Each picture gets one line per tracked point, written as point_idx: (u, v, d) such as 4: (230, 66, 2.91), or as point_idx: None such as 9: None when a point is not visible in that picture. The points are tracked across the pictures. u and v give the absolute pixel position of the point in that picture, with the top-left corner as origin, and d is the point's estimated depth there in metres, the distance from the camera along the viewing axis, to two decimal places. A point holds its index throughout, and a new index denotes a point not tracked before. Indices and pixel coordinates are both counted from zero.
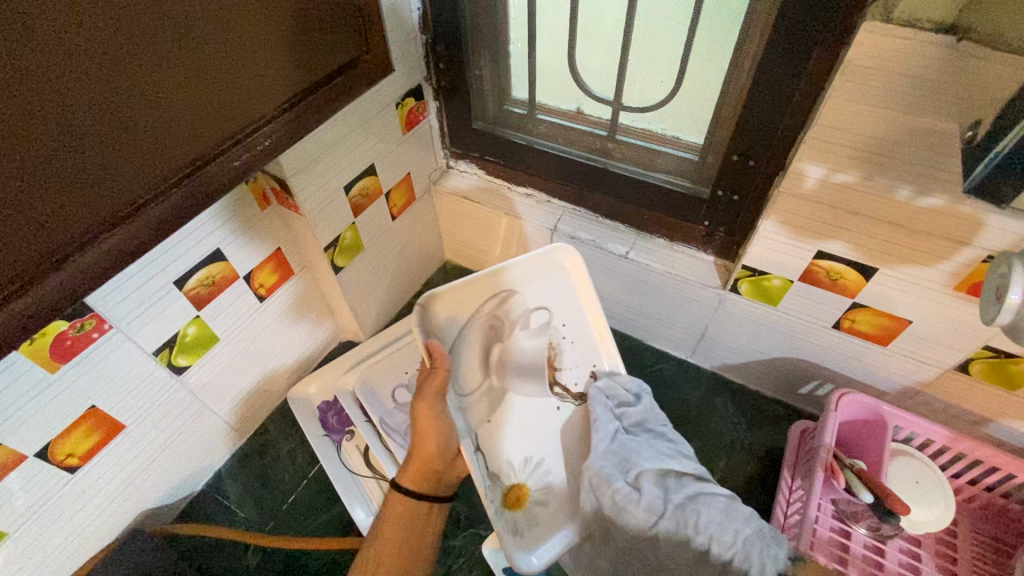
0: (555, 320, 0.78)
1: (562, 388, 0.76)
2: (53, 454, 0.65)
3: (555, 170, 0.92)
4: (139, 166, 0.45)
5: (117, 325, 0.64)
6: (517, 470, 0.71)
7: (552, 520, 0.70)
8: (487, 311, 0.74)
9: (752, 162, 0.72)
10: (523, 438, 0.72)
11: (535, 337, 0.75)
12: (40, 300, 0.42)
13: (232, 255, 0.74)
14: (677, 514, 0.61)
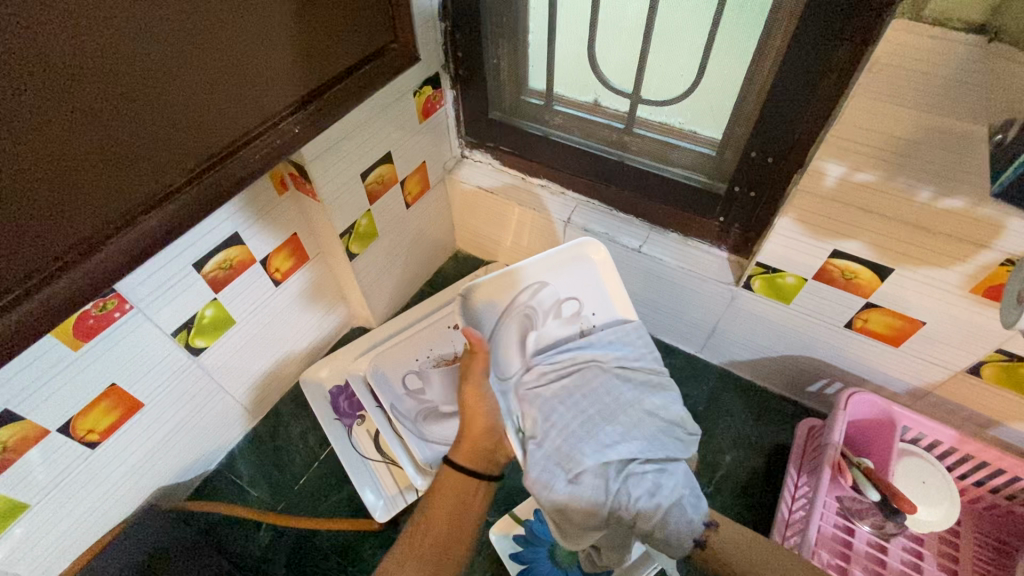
0: (587, 310, 0.76)
1: None
2: (74, 430, 0.66)
3: (571, 162, 0.92)
4: (169, 154, 0.46)
5: (138, 305, 0.65)
6: None
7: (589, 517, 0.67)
8: (520, 303, 0.74)
9: (772, 160, 0.72)
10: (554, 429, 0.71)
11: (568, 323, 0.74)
12: (78, 280, 0.43)
13: (249, 239, 0.75)
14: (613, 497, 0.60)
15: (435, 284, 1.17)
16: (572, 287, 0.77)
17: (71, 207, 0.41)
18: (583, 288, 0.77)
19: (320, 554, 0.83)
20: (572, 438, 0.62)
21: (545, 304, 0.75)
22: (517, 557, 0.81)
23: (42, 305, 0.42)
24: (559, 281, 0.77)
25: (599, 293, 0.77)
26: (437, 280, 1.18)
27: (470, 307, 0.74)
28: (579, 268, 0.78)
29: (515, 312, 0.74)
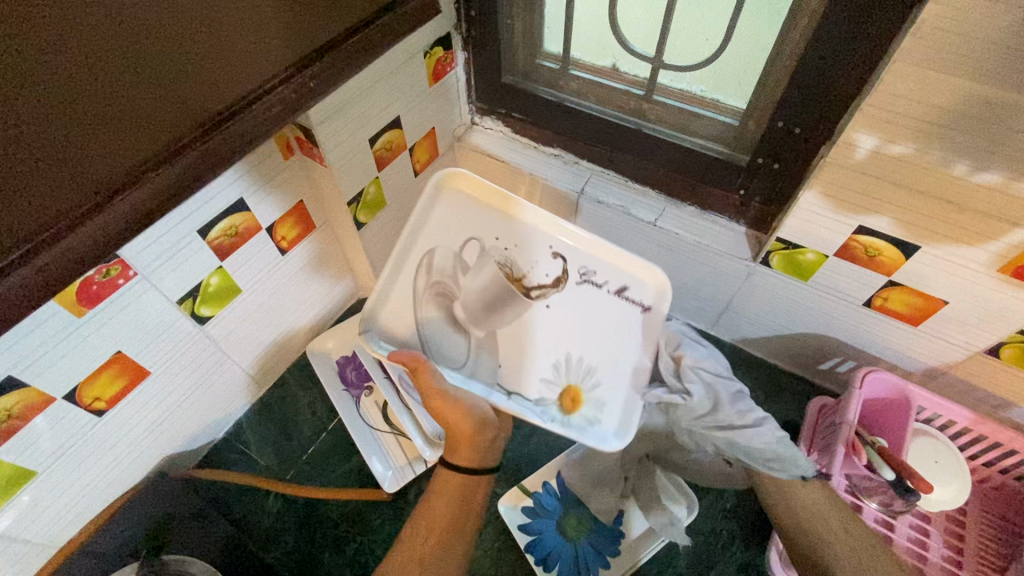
0: (488, 240, 0.64)
1: (540, 289, 0.64)
2: (80, 398, 0.65)
3: (585, 130, 0.89)
4: (167, 112, 0.43)
5: (142, 272, 0.64)
6: (551, 376, 0.64)
7: (613, 398, 0.65)
8: (424, 287, 0.63)
9: (799, 131, 0.69)
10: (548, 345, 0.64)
11: (482, 269, 0.63)
12: (76, 246, 0.41)
13: (254, 205, 0.73)
14: (721, 408, 0.69)
15: None
16: (453, 235, 0.64)
17: (45, 180, 0.38)
18: (471, 221, 0.64)
19: (329, 522, 0.83)
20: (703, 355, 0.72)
21: (437, 270, 0.64)
22: (525, 528, 0.82)
23: (45, 268, 0.40)
24: (438, 237, 0.64)
25: (488, 220, 0.64)
26: None
27: (383, 334, 0.64)
28: (453, 202, 0.64)
29: (425, 294, 0.63)
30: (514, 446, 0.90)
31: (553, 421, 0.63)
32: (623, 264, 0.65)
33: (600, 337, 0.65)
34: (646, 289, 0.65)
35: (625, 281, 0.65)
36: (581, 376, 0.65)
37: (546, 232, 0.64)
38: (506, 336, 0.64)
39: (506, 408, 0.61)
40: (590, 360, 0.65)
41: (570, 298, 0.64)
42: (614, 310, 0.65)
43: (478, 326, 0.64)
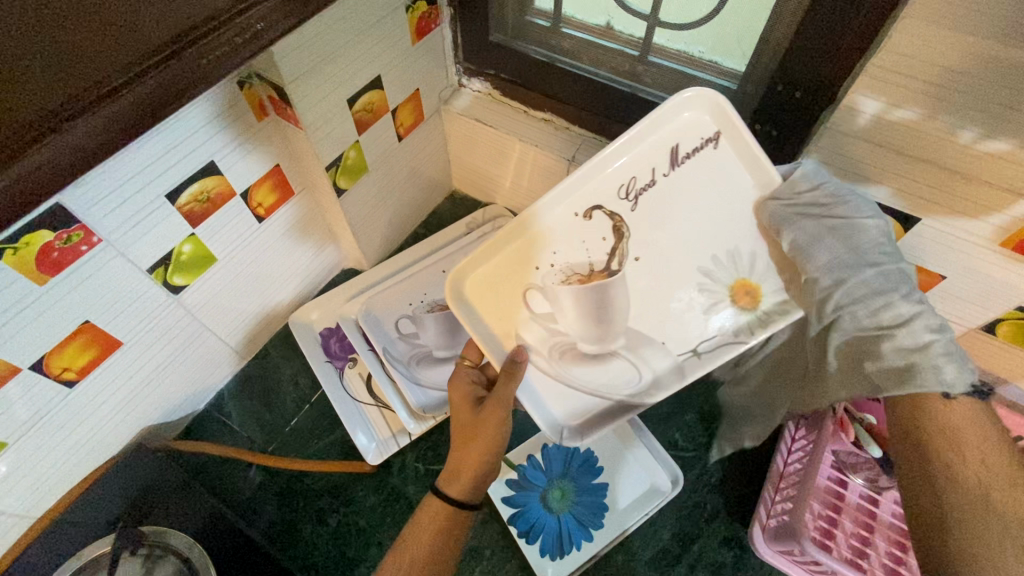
0: (537, 282, 0.59)
1: (619, 257, 0.58)
2: (49, 367, 0.63)
3: (578, 93, 0.85)
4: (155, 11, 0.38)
5: (106, 239, 0.61)
6: (704, 301, 0.59)
7: (783, 264, 0.58)
8: (546, 361, 0.59)
9: (800, 94, 0.65)
10: (681, 277, 0.58)
11: (562, 308, 0.59)
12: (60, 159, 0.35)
13: (227, 169, 0.69)
14: (841, 309, 0.55)
15: (431, 225, 1.12)
16: (516, 312, 0.59)
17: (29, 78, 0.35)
18: (513, 279, 0.59)
19: (313, 494, 0.83)
20: (820, 231, 0.55)
21: (543, 350, 0.59)
22: (510, 501, 0.81)
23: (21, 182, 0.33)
24: (498, 318, 0.59)
25: (527, 262, 0.59)
26: (433, 221, 1.13)
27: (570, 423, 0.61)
28: (488, 279, 0.59)
29: (559, 367, 0.59)
30: None
31: (744, 332, 0.58)
32: (643, 144, 0.56)
33: (710, 221, 0.58)
34: (685, 132, 0.56)
35: (664, 151, 0.57)
36: (736, 268, 0.58)
37: (565, 206, 0.58)
38: (645, 314, 0.59)
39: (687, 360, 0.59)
40: (726, 249, 0.58)
41: (649, 214, 0.57)
42: (711, 193, 0.58)
43: (613, 337, 0.60)
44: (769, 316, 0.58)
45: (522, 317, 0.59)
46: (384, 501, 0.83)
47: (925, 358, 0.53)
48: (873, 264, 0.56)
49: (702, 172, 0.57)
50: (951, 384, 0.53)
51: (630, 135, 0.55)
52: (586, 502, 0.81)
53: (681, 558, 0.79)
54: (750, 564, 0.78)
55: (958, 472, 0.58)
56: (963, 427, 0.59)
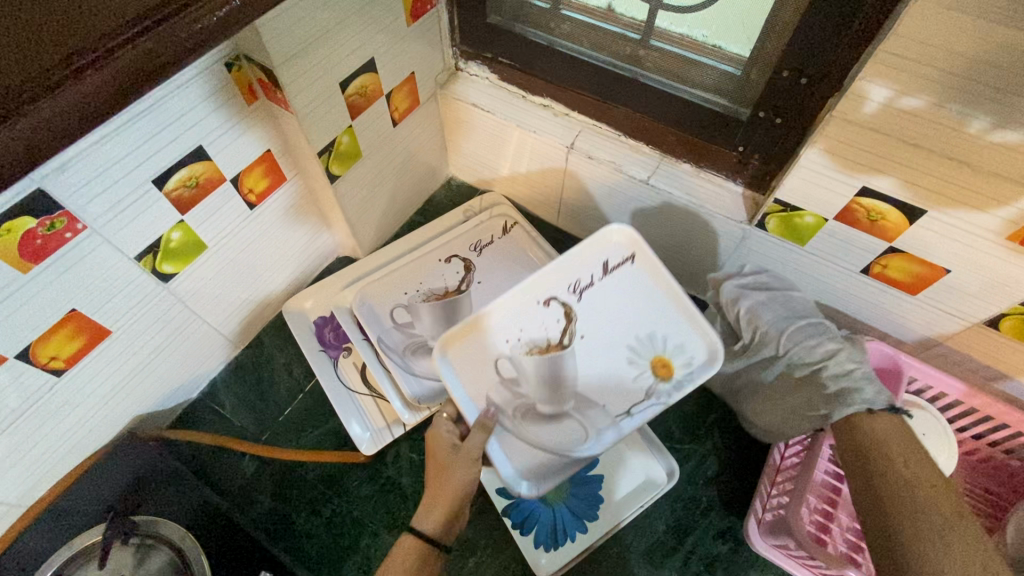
0: (500, 354, 0.63)
1: (568, 333, 0.63)
2: (36, 357, 0.62)
3: (578, 78, 0.83)
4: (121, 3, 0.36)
5: (91, 226, 0.59)
6: (634, 371, 0.61)
7: (687, 338, 0.62)
8: (506, 419, 0.60)
9: (805, 81, 0.63)
10: (615, 350, 0.62)
11: (520, 377, 0.61)
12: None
13: (216, 154, 0.68)
14: (790, 351, 0.71)
15: (427, 212, 1.11)
16: (482, 377, 0.62)
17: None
18: (479, 350, 0.63)
19: (306, 484, 0.82)
20: (763, 300, 0.75)
21: (504, 411, 0.60)
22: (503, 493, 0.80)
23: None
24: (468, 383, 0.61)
25: (490, 338, 0.63)
26: (429, 208, 1.11)
27: None
28: (461, 354, 0.63)
29: (515, 429, 0.59)
30: None
31: (669, 395, 0.60)
32: (581, 257, 0.65)
33: (638, 312, 0.64)
34: (617, 247, 0.65)
35: (598, 261, 0.65)
36: (659, 346, 0.62)
37: (522, 295, 0.64)
38: (589, 382, 0.61)
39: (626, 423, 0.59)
40: (655, 331, 0.63)
41: (592, 305, 0.64)
42: (637, 291, 0.64)
43: (564, 400, 0.60)
44: (686, 380, 0.60)
45: (483, 384, 0.61)
46: (378, 492, 0.82)
47: (851, 381, 0.68)
48: (809, 318, 0.73)
49: (630, 275, 0.65)
50: (873, 401, 0.66)
51: (573, 251, 0.65)
52: (580, 495, 0.80)
53: (676, 550, 0.78)
54: (745, 557, 0.78)
55: (888, 472, 0.60)
56: (885, 439, 0.63)
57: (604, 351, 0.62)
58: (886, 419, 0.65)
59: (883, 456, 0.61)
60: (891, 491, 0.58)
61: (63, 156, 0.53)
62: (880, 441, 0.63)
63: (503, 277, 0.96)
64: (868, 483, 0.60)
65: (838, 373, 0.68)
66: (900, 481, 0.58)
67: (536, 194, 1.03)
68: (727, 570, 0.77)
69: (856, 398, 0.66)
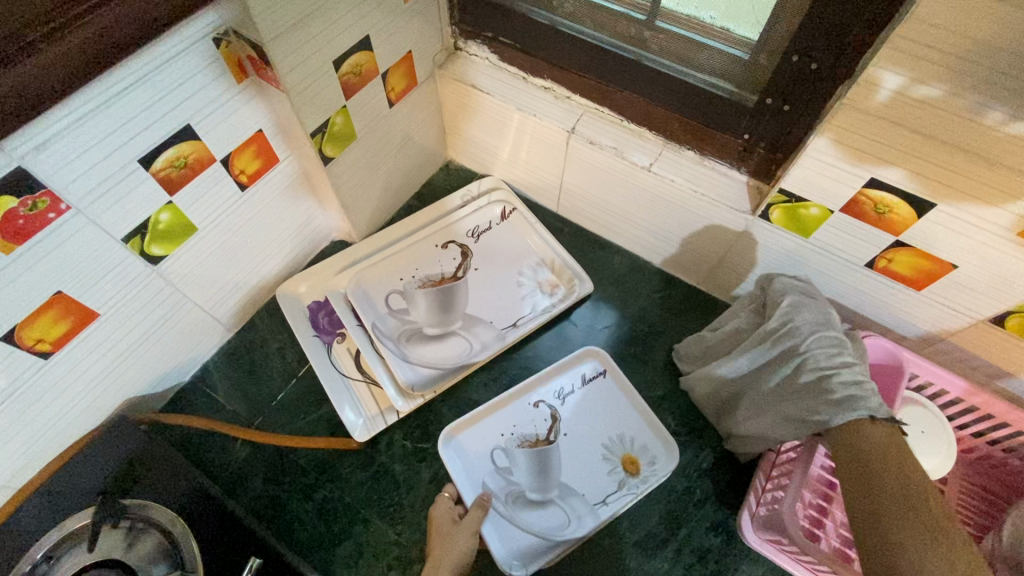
0: (499, 436, 0.81)
1: (552, 430, 0.82)
2: (22, 339, 0.60)
3: (580, 58, 0.81)
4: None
5: (76, 206, 0.58)
6: (601, 495, 0.78)
7: (655, 448, 0.80)
8: (501, 507, 0.76)
9: (815, 67, 0.61)
10: (588, 440, 0.82)
11: (515, 479, 0.78)
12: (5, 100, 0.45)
13: (205, 134, 0.66)
14: (809, 353, 0.65)
15: (424, 197, 1.08)
16: (480, 469, 0.79)
17: None
18: (484, 442, 0.81)
19: (299, 470, 0.82)
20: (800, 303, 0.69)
21: (499, 495, 0.77)
22: None
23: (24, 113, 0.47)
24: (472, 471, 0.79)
25: (492, 427, 0.82)
26: (427, 192, 1.09)
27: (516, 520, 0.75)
28: (467, 437, 0.81)
29: (510, 508, 0.76)
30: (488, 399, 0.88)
31: (636, 486, 0.78)
32: (566, 370, 0.86)
33: (610, 396, 0.85)
34: (592, 364, 0.87)
35: (580, 372, 0.87)
36: (626, 445, 0.81)
37: (518, 398, 0.84)
38: (567, 482, 0.79)
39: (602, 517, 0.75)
40: (618, 439, 0.81)
41: (575, 404, 0.84)
42: (607, 398, 0.85)
43: (550, 489, 0.78)
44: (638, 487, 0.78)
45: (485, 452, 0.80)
46: (370, 478, 0.82)
47: (858, 391, 0.61)
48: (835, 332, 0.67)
49: (601, 385, 0.85)
50: (875, 410, 0.59)
51: (556, 369, 0.86)
52: None
53: (668, 541, 0.78)
54: (738, 549, 0.77)
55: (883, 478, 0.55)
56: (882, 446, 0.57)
57: (583, 419, 0.83)
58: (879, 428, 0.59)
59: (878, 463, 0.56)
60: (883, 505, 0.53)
61: (43, 134, 0.51)
62: (880, 452, 0.57)
63: (500, 264, 0.95)
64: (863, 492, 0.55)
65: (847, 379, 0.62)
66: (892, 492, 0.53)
67: (535, 180, 1.01)
68: (720, 562, 0.77)
69: (857, 404, 0.60)
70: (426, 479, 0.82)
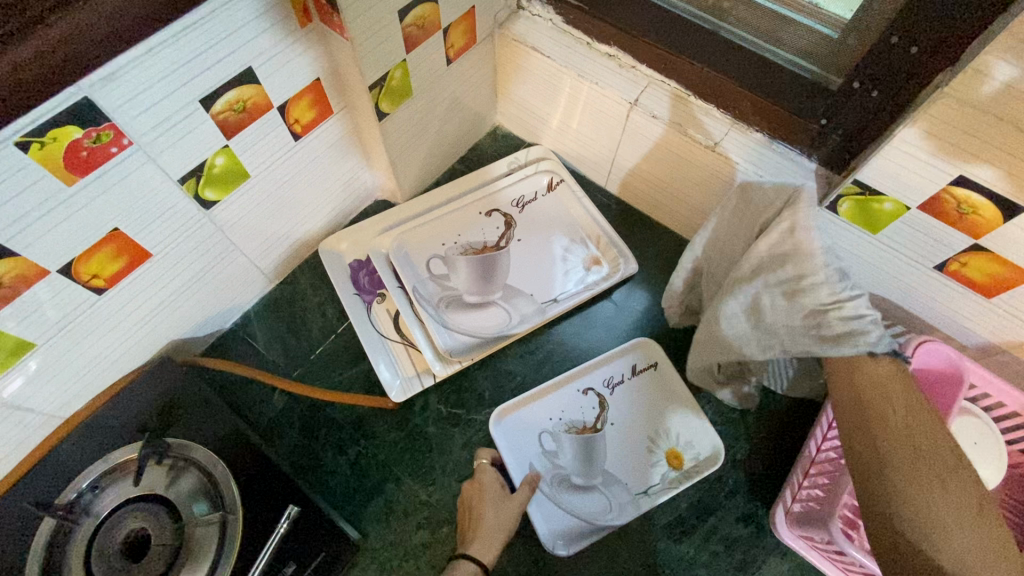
0: (547, 423, 0.81)
1: (600, 418, 0.82)
2: (77, 273, 0.61)
3: (651, 25, 0.77)
4: None
5: (137, 142, 0.57)
6: (646, 482, 0.78)
7: (700, 442, 0.80)
8: (547, 490, 0.77)
9: (915, 50, 0.57)
10: (634, 430, 0.81)
11: (560, 462, 0.79)
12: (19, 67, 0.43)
13: (265, 78, 0.64)
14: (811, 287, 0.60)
15: (470, 161, 1.06)
16: (528, 450, 0.80)
17: None
18: (530, 424, 0.81)
19: (334, 424, 0.83)
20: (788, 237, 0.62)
21: (545, 477, 0.78)
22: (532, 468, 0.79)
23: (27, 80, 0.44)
24: (521, 453, 0.79)
25: (540, 411, 0.82)
26: (473, 156, 1.06)
27: (564, 502, 0.76)
28: (516, 419, 0.81)
29: (555, 490, 0.77)
30: (524, 371, 0.87)
31: (678, 481, 0.78)
32: (612, 360, 0.86)
33: (658, 390, 0.84)
34: (642, 355, 0.86)
35: (628, 363, 0.86)
36: (670, 440, 0.80)
37: (565, 386, 0.84)
38: (613, 469, 0.79)
39: (644, 505, 0.76)
40: (662, 430, 0.81)
41: (623, 396, 0.84)
42: (656, 392, 0.84)
43: (594, 475, 0.79)
44: (680, 480, 0.78)
45: (533, 436, 0.81)
46: (403, 439, 0.82)
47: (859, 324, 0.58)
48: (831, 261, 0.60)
49: (649, 376, 0.85)
50: (873, 345, 0.57)
51: (605, 355, 0.86)
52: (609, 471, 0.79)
53: (696, 528, 0.78)
54: (766, 542, 0.77)
55: (887, 416, 0.56)
56: (885, 382, 0.58)
57: (630, 408, 0.83)
58: (884, 364, 0.59)
59: (883, 406, 0.56)
60: (893, 445, 0.54)
61: (112, 64, 0.50)
62: (875, 381, 0.58)
63: (545, 237, 0.93)
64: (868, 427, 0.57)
65: (849, 313, 0.58)
66: (899, 440, 0.54)
67: (586, 152, 0.98)
68: (747, 553, 0.76)
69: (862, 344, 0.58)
70: (458, 444, 0.82)
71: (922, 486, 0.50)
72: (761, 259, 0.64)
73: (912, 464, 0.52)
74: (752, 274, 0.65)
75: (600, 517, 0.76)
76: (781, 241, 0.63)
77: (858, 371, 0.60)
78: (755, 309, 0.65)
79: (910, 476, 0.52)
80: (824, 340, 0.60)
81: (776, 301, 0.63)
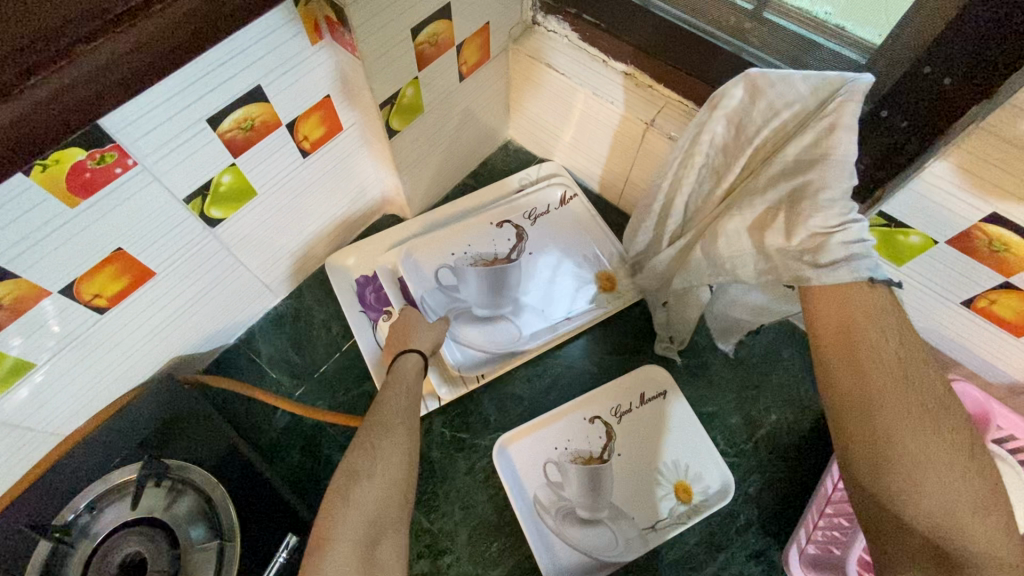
0: (553, 453, 0.79)
1: (606, 449, 0.80)
2: (80, 293, 0.60)
3: (669, 45, 0.75)
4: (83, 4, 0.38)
5: (142, 162, 0.55)
6: (654, 514, 0.76)
7: (709, 475, 0.78)
8: (552, 523, 0.76)
9: (949, 82, 0.53)
10: (642, 460, 0.79)
11: (565, 495, 0.77)
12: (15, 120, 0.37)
13: (274, 96, 0.62)
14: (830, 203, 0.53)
15: (481, 176, 1.04)
16: (533, 480, 0.78)
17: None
18: (536, 454, 0.79)
19: (336, 446, 0.82)
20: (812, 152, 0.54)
21: (549, 510, 0.76)
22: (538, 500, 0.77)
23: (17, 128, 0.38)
24: (526, 484, 0.78)
25: (547, 440, 0.80)
26: (484, 171, 1.04)
27: (570, 538, 0.75)
28: (521, 447, 0.80)
29: (561, 524, 0.75)
30: (531, 395, 0.85)
31: (687, 516, 0.76)
32: (622, 388, 0.84)
33: (668, 419, 0.82)
34: (653, 383, 0.84)
35: (637, 392, 0.84)
36: (679, 472, 0.78)
37: (572, 413, 0.82)
38: (620, 501, 0.77)
39: (651, 538, 0.75)
40: (670, 459, 0.79)
41: (631, 425, 0.81)
42: (664, 419, 0.82)
43: (601, 509, 0.77)
44: (689, 514, 0.76)
45: (538, 467, 0.79)
46: None
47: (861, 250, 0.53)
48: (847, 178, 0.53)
49: (658, 404, 0.83)
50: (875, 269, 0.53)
51: (613, 382, 0.84)
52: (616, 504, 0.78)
53: (706, 565, 0.75)
54: None
55: (876, 348, 0.53)
56: (875, 312, 0.53)
57: (637, 438, 0.81)
58: (879, 292, 0.54)
59: (871, 336, 0.53)
60: (877, 394, 0.52)
61: None
62: (864, 309, 0.54)
63: (556, 251, 0.91)
64: (853, 365, 0.53)
65: (852, 238, 0.53)
66: (889, 379, 0.52)
67: (598, 170, 0.95)
68: None
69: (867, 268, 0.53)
70: (462, 470, 0.80)
71: (909, 428, 0.50)
72: (785, 166, 0.56)
73: (896, 418, 0.51)
74: (766, 186, 0.57)
75: (606, 551, 0.74)
76: (811, 143, 0.54)
77: (847, 298, 0.54)
78: (759, 228, 0.59)
79: (895, 418, 0.51)
80: (818, 265, 0.54)
81: (778, 223, 0.57)
